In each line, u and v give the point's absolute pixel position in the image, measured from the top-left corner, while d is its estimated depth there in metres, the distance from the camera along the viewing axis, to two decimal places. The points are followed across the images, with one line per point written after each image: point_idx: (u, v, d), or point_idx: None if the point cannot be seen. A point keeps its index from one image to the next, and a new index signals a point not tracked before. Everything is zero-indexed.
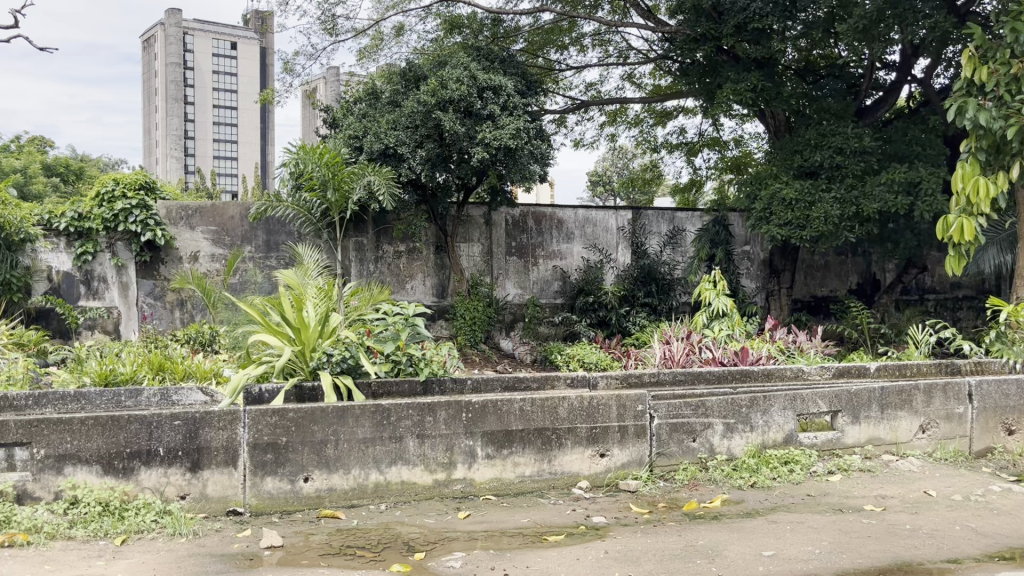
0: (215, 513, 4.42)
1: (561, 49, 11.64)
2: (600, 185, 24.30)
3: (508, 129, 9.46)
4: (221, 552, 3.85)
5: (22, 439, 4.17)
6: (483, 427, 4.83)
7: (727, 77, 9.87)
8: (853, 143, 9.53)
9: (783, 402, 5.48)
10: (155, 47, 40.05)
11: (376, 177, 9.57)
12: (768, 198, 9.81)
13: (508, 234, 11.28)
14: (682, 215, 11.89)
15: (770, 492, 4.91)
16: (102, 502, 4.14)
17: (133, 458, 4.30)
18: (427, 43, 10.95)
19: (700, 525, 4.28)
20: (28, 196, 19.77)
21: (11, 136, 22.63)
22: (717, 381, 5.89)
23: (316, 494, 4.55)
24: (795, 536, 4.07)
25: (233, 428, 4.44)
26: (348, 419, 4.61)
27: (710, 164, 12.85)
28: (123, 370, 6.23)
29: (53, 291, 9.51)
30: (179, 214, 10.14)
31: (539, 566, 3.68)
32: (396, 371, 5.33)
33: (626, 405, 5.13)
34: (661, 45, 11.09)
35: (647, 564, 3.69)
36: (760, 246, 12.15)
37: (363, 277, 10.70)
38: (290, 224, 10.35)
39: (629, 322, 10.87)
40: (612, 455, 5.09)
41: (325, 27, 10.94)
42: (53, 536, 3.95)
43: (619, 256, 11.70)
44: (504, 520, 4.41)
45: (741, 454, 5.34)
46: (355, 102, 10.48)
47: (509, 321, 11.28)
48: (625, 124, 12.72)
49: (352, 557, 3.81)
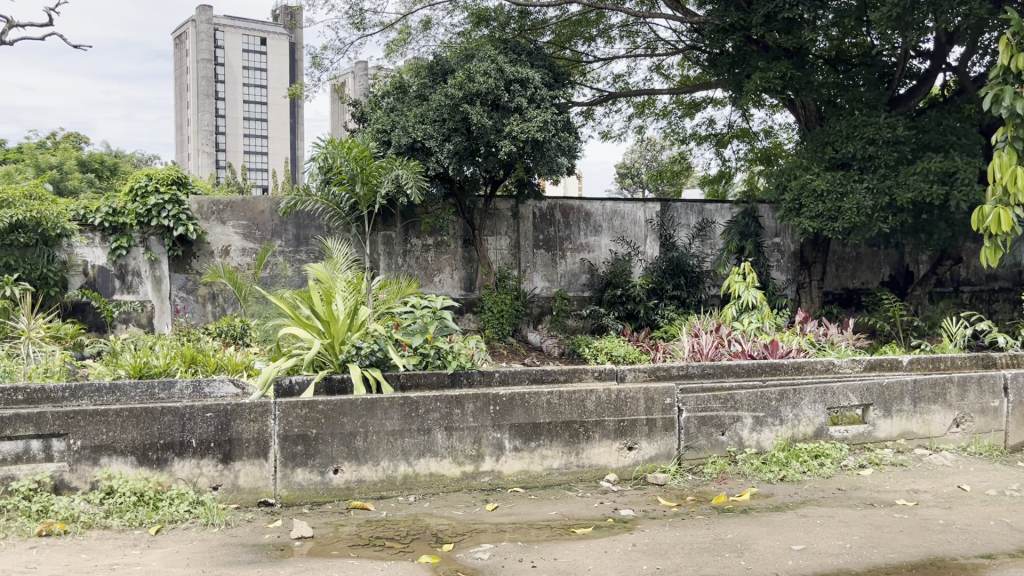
0: (246, 503, 4.48)
1: (588, 41, 11.54)
2: (629, 177, 24.22)
3: (536, 122, 9.44)
4: (253, 543, 3.90)
5: (59, 430, 4.26)
6: (511, 419, 4.84)
7: (756, 67, 9.79)
8: (886, 133, 9.35)
9: (813, 395, 5.44)
10: (186, 44, 40.48)
11: (404, 171, 9.60)
12: (798, 188, 9.82)
13: (536, 227, 11.28)
14: (711, 207, 11.80)
15: (800, 486, 4.87)
16: (137, 492, 4.22)
17: (167, 449, 4.37)
18: (454, 36, 10.96)
19: (729, 519, 4.26)
20: (64, 191, 20.11)
21: (46, 132, 23.09)
22: (746, 374, 5.82)
23: (346, 485, 4.60)
24: (825, 530, 4.04)
25: (264, 420, 4.50)
26: (377, 412, 4.64)
27: (740, 156, 12.75)
28: (157, 363, 6.34)
29: (89, 285, 9.68)
30: (210, 209, 10.25)
31: (567, 558, 3.69)
32: (424, 364, 5.37)
33: (654, 399, 5.11)
34: (690, 36, 11.00)
35: (676, 557, 3.68)
36: (790, 238, 12.04)
37: (392, 271, 10.76)
38: (319, 219, 10.44)
39: (658, 315, 10.83)
40: (640, 448, 5.09)
41: (353, 22, 10.97)
42: (90, 526, 4.04)
43: (647, 249, 11.65)
44: (532, 513, 4.43)
45: (771, 447, 5.31)
46: (383, 97, 10.53)
47: (537, 314, 11.28)
48: (653, 115, 12.63)
49: (381, 548, 3.85)
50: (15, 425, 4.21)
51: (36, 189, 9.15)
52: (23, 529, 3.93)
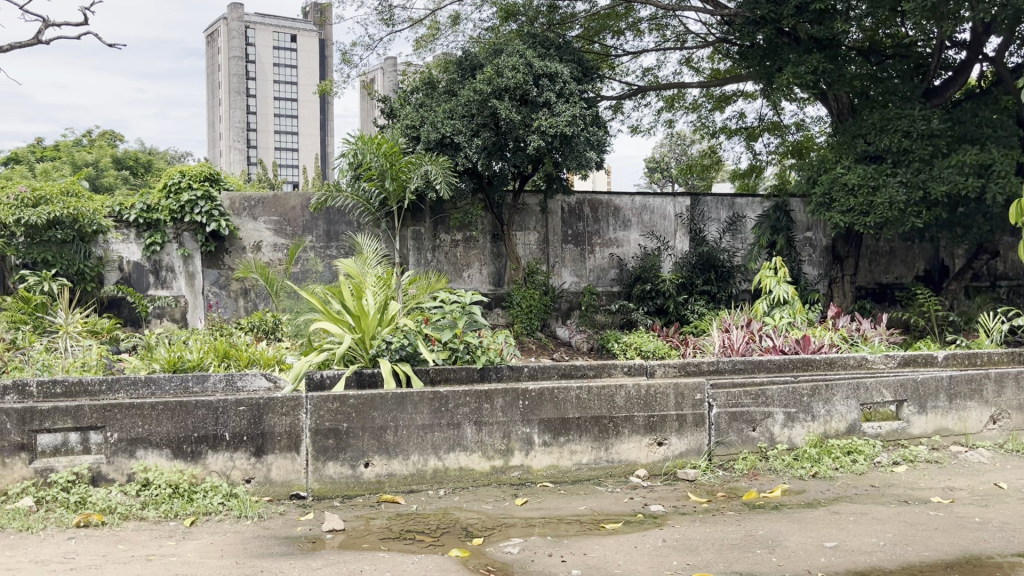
0: (279, 496, 4.54)
1: (617, 35, 11.50)
2: (658, 171, 24.20)
3: (564, 117, 9.42)
4: (285, 535, 3.95)
5: (96, 423, 4.34)
6: (540, 414, 4.85)
7: (788, 60, 9.69)
8: (921, 125, 9.19)
9: (846, 391, 5.38)
10: (218, 42, 40.89)
11: (433, 166, 9.64)
12: (829, 182, 9.76)
13: (564, 222, 11.25)
14: (741, 201, 11.70)
15: (833, 483, 4.82)
16: (172, 484, 4.28)
17: (201, 441, 4.43)
18: (483, 31, 10.96)
19: (760, 515, 4.23)
20: (100, 189, 20.43)
21: (83, 131, 23.53)
22: (778, 369, 5.76)
23: (377, 479, 4.63)
24: (859, 527, 3.99)
25: (296, 414, 4.55)
26: (407, 406, 4.67)
27: (771, 149, 12.62)
28: (191, 357, 6.42)
29: (124, 280, 9.86)
30: (242, 205, 10.28)
31: (596, 553, 3.69)
32: (453, 358, 5.35)
33: (684, 394, 5.09)
34: (719, 29, 10.89)
35: (707, 554, 3.67)
36: (822, 232, 11.90)
37: (421, 266, 10.80)
38: (350, 214, 10.52)
39: (688, 310, 10.75)
40: (670, 443, 5.07)
41: (382, 18, 11.01)
42: (127, 517, 4.10)
43: (677, 243, 11.57)
44: (562, 507, 4.44)
45: (803, 443, 5.27)
46: (411, 92, 10.58)
47: (566, 309, 11.27)
48: (682, 109, 12.54)
49: (411, 542, 3.87)
50: (54, 418, 4.29)
51: (73, 186, 9.30)
52: (62, 519, 4.00)
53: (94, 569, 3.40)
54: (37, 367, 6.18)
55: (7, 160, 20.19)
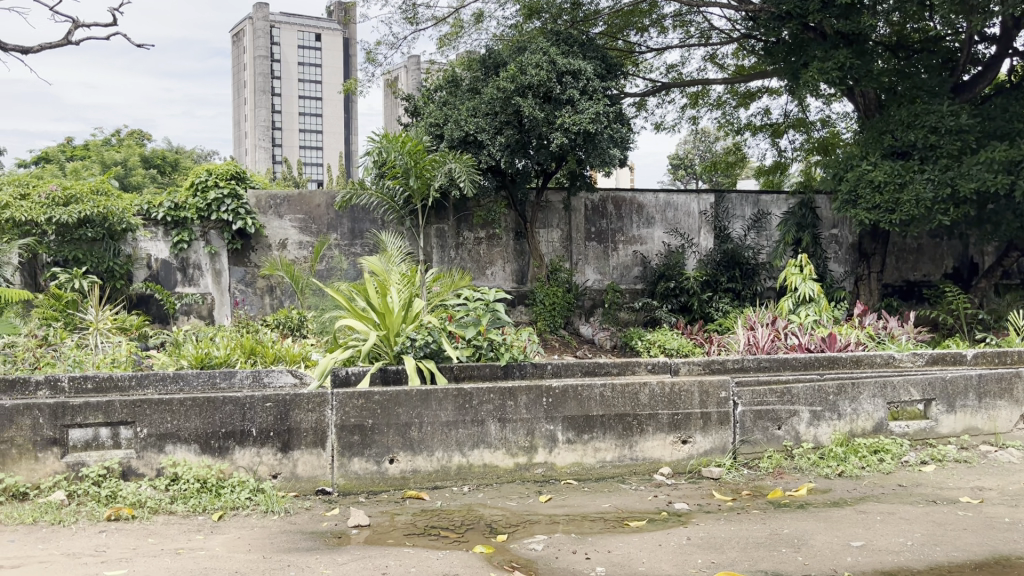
0: (305, 492, 4.58)
1: (641, 31, 11.45)
2: (682, 168, 24.14)
3: (588, 114, 9.39)
4: (311, 530, 3.99)
5: (126, 418, 4.39)
6: (563, 411, 4.85)
7: (814, 56, 9.61)
8: (949, 121, 9.07)
9: (872, 390, 5.34)
10: (244, 41, 41.23)
11: (457, 165, 9.71)
12: (855, 179, 9.70)
13: (588, 220, 11.23)
14: (767, 198, 11.60)
15: (859, 482, 4.78)
16: (201, 480, 4.34)
17: (228, 437, 4.48)
18: (506, 29, 10.95)
19: (785, 514, 4.21)
20: (128, 188, 20.68)
21: (112, 130, 23.83)
22: (804, 367, 5.72)
23: (401, 475, 4.66)
24: (886, 527, 3.96)
25: (322, 410, 4.59)
26: (431, 403, 4.69)
27: (796, 146, 12.53)
28: (218, 353, 6.49)
29: (152, 278, 9.97)
30: (268, 203, 10.38)
31: (621, 550, 3.69)
32: (477, 355, 5.40)
33: (709, 392, 5.07)
34: (745, 24, 10.82)
35: (732, 552, 3.66)
36: (848, 229, 11.79)
37: (444, 264, 10.85)
38: (374, 212, 10.57)
39: (712, 308, 10.71)
40: (695, 441, 5.05)
41: (406, 17, 11.06)
42: (156, 511, 4.16)
43: (701, 241, 11.52)
44: (586, 504, 4.44)
45: (829, 442, 5.24)
46: (435, 90, 10.62)
47: (589, 307, 11.27)
48: (707, 105, 12.47)
49: (436, 538, 3.90)
50: (85, 413, 4.36)
51: (103, 184, 9.41)
52: (93, 512, 4.06)
53: (125, 562, 3.45)
54: (69, 363, 6.27)
55: (38, 159, 20.49)
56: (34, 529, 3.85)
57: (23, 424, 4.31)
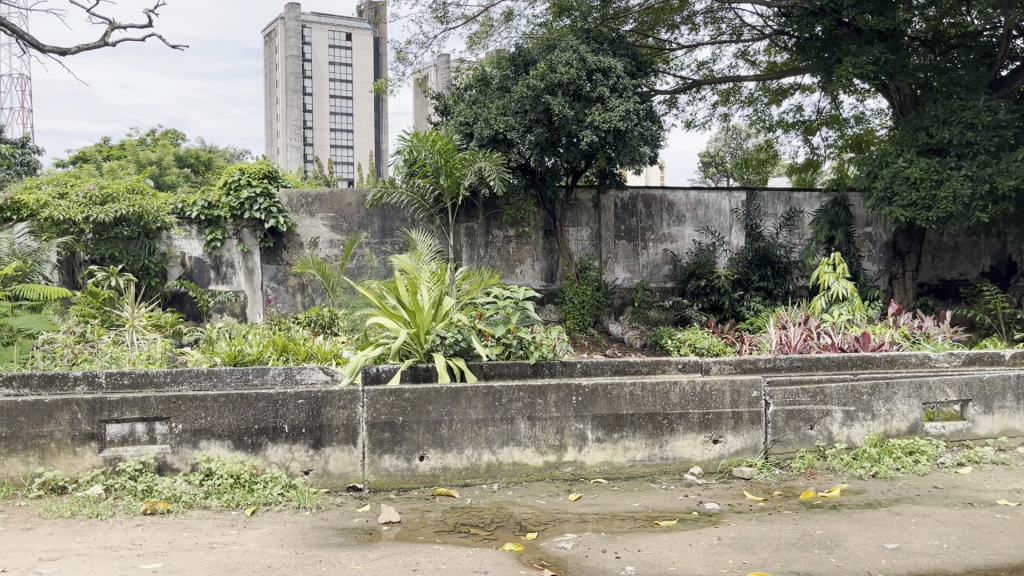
0: (336, 488, 4.62)
1: (672, 28, 11.37)
2: (713, 165, 24.01)
3: (618, 111, 9.35)
4: (342, 526, 4.02)
5: (162, 414, 4.47)
6: (594, 410, 4.84)
7: (848, 51, 9.49)
8: (986, 117, 8.87)
9: (907, 390, 5.27)
10: (276, 41, 41.61)
11: (487, 163, 9.70)
12: (890, 176, 9.57)
13: (617, 218, 11.19)
14: (798, 196, 11.49)
15: (894, 483, 4.72)
16: (234, 475, 4.40)
17: (261, 433, 4.53)
18: (536, 27, 10.92)
19: (818, 515, 4.17)
20: (163, 187, 20.96)
21: (147, 130, 24.18)
22: (837, 367, 5.66)
23: (431, 472, 4.68)
24: (921, 529, 3.91)
25: (353, 407, 4.62)
26: (461, 400, 4.70)
27: (829, 143, 12.38)
28: (251, 350, 6.56)
29: (186, 276, 10.14)
30: (299, 201, 10.48)
31: (651, 550, 3.68)
32: (507, 354, 5.37)
33: (740, 391, 5.03)
34: (777, 21, 10.72)
35: (763, 553, 3.63)
36: (883, 227, 11.61)
37: (474, 262, 10.90)
38: (404, 211, 10.63)
39: (744, 307, 10.63)
40: (725, 441, 5.01)
41: (436, 15, 11.09)
42: (191, 505, 4.22)
43: (733, 239, 11.41)
44: (616, 504, 4.43)
45: (862, 443, 5.18)
46: (465, 89, 10.64)
47: (618, 306, 11.26)
48: (738, 102, 12.36)
49: (466, 535, 3.91)
50: (122, 409, 4.43)
51: (138, 184, 9.55)
52: (130, 506, 4.13)
53: (160, 555, 3.50)
54: (107, 359, 6.41)
55: (75, 159, 20.81)
56: (72, 522, 3.92)
57: (62, 419, 4.39)
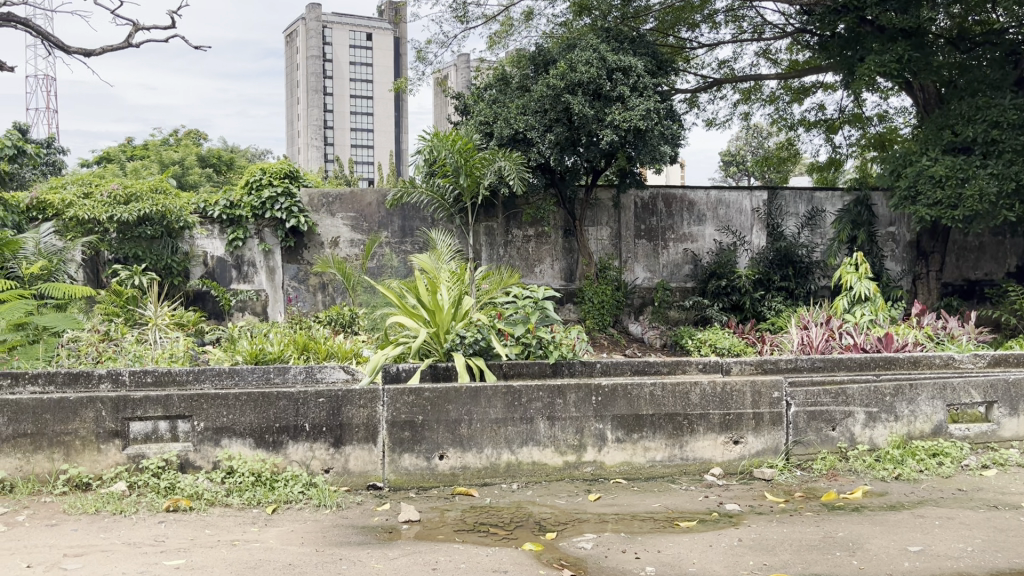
0: (356, 486, 4.64)
1: (692, 27, 11.31)
2: (733, 165, 23.89)
3: (638, 111, 9.31)
4: (362, 524, 4.04)
5: (184, 412, 4.51)
6: (613, 410, 4.83)
7: (871, 49, 9.42)
8: (1011, 115, 8.76)
9: (931, 391, 5.22)
10: (298, 42, 41.84)
11: (507, 162, 9.72)
12: (914, 174, 9.47)
13: (637, 217, 11.16)
14: (821, 195, 11.39)
15: (917, 485, 4.67)
16: (255, 473, 4.43)
17: (282, 432, 4.56)
18: (556, 26, 10.91)
19: (839, 517, 4.14)
20: (185, 186, 21.13)
21: (170, 130, 24.37)
22: (859, 368, 5.61)
23: (451, 471, 4.69)
24: (944, 532, 3.87)
25: (373, 405, 4.64)
26: (480, 400, 4.71)
27: (851, 142, 12.27)
28: (272, 349, 6.60)
29: (208, 275, 10.22)
30: (320, 201, 10.51)
31: (670, 550, 3.67)
32: (526, 353, 5.39)
33: (761, 392, 5.00)
34: (799, 18, 10.64)
35: (784, 554, 3.61)
36: (907, 227, 11.50)
37: (493, 261, 10.91)
38: (424, 211, 10.65)
39: (765, 306, 10.56)
40: (746, 442, 4.98)
41: (456, 15, 11.10)
42: (213, 503, 4.25)
43: (754, 239, 11.34)
44: (635, 504, 4.42)
45: (885, 444, 5.13)
46: (485, 89, 10.65)
47: (638, 305, 11.23)
48: (760, 101, 12.28)
49: (485, 534, 3.92)
50: (145, 407, 4.48)
51: (161, 184, 9.63)
52: (153, 503, 4.17)
53: (183, 552, 3.53)
54: (130, 358, 6.46)
55: (100, 159, 21.00)
56: (96, 518, 3.96)
57: (86, 417, 4.43)
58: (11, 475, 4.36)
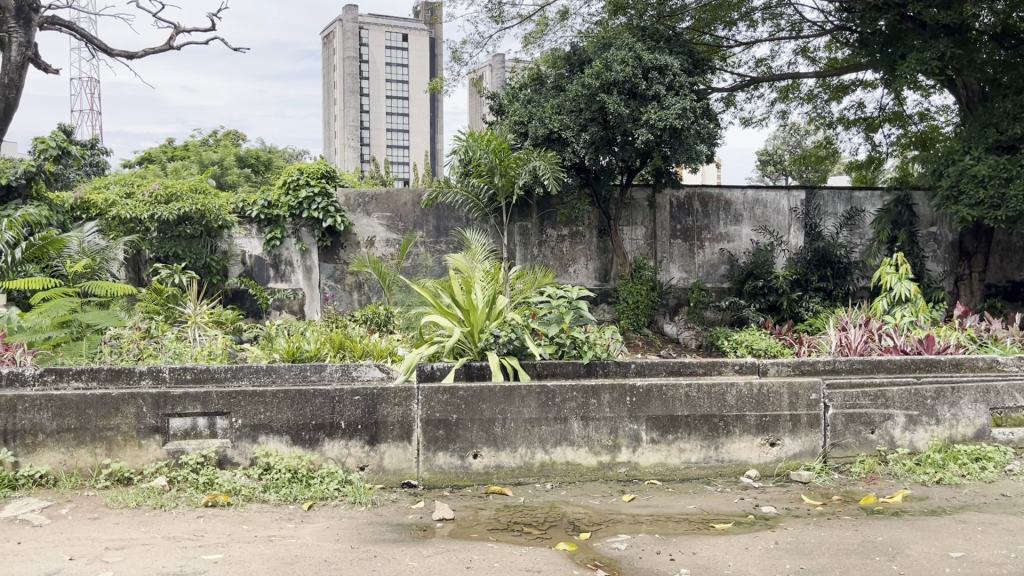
0: (390, 484, 4.67)
1: (729, 25, 11.21)
2: (770, 164, 23.69)
3: (674, 110, 9.24)
4: (397, 522, 4.06)
5: (222, 409, 4.58)
6: (648, 411, 4.81)
7: (912, 47, 9.24)
8: None
9: (974, 394, 5.12)
10: (334, 44, 42.21)
11: (541, 162, 9.74)
12: (957, 174, 9.29)
13: (673, 217, 11.09)
14: (860, 195, 11.22)
15: (959, 490, 4.59)
16: (292, 470, 4.48)
17: (319, 429, 4.61)
18: (592, 25, 10.86)
19: (879, 521, 4.07)
20: (224, 186, 21.43)
21: (210, 131, 24.71)
22: (899, 370, 5.52)
23: (485, 470, 4.70)
24: (987, 538, 3.79)
25: (408, 404, 4.67)
26: (514, 399, 4.71)
27: (891, 141, 12.07)
28: (309, 347, 6.66)
29: (246, 274, 10.34)
30: (356, 200, 10.60)
31: (706, 553, 3.64)
32: (560, 353, 5.36)
33: (799, 394, 4.94)
34: (838, 16, 10.50)
35: (821, 558, 3.56)
36: (949, 227, 11.29)
37: (528, 261, 10.92)
38: (459, 210, 10.69)
39: (802, 308, 10.46)
40: (783, 444, 4.92)
41: (492, 15, 11.12)
42: (250, 499, 4.31)
43: (791, 239, 11.21)
44: (670, 505, 4.40)
45: (926, 448, 5.04)
46: (520, 89, 10.68)
47: (673, 305, 11.16)
48: (798, 100, 12.13)
49: (519, 534, 3.91)
50: (185, 403, 4.55)
51: (201, 183, 9.77)
52: (192, 499, 4.24)
53: (221, 547, 3.58)
54: (170, 355, 6.58)
55: (141, 160, 21.36)
56: (137, 512, 4.04)
57: (128, 413, 4.51)
58: (55, 469, 4.46)
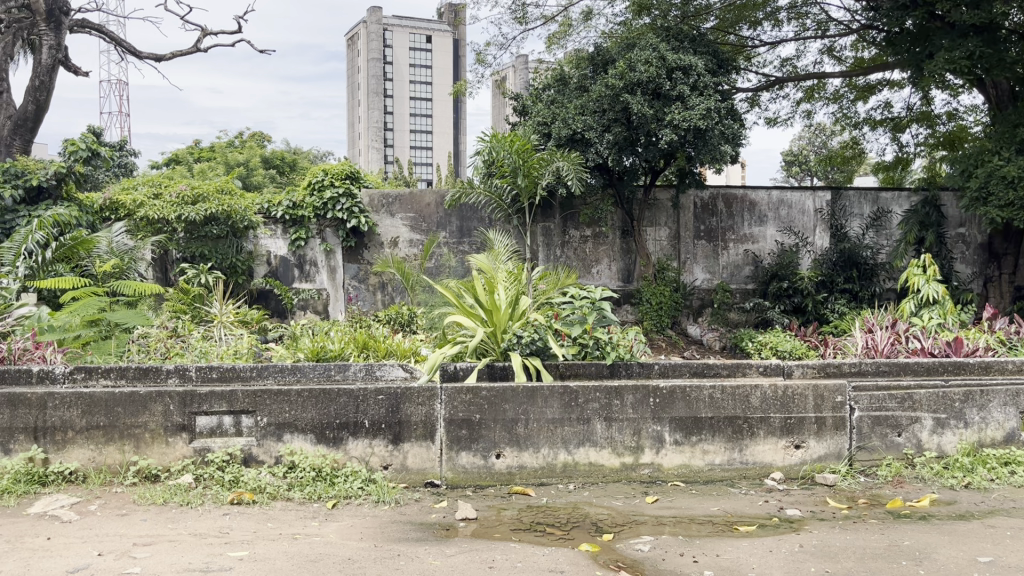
0: (414, 483, 4.68)
1: (754, 25, 11.14)
2: (796, 164, 23.49)
3: (698, 110, 9.19)
4: (419, 522, 4.07)
5: (248, 407, 4.62)
6: (671, 412, 4.79)
7: (940, 46, 9.12)
8: None
9: (1003, 398, 5.05)
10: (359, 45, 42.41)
11: (565, 163, 9.77)
12: (985, 175, 9.16)
13: (697, 218, 11.03)
14: (886, 196, 11.10)
15: (988, 495, 4.53)
16: (316, 468, 4.51)
17: (342, 428, 4.64)
18: (616, 26, 10.83)
19: (905, 525, 4.03)
20: (249, 187, 21.61)
21: (236, 132, 24.94)
22: (927, 372, 5.43)
23: (508, 470, 4.71)
24: (1016, 543, 3.74)
25: (431, 403, 4.69)
26: (537, 400, 4.71)
27: (919, 140, 11.92)
28: (333, 347, 6.69)
29: (271, 274, 10.39)
30: (381, 201, 10.65)
31: (729, 555, 3.62)
32: (583, 354, 5.37)
33: (824, 396, 4.89)
34: (865, 15, 10.40)
35: (847, 562, 3.53)
36: (978, 228, 11.16)
37: (550, 262, 10.91)
38: (482, 211, 10.71)
39: (827, 309, 10.37)
40: (808, 446, 4.89)
41: (515, 17, 11.14)
42: (275, 497, 4.35)
43: (817, 240, 11.10)
44: (694, 507, 4.37)
45: (954, 452, 4.99)
46: (544, 89, 10.68)
47: (697, 307, 11.09)
48: (824, 100, 12.03)
49: (542, 534, 3.92)
50: (211, 402, 4.60)
51: (227, 184, 9.85)
52: (218, 496, 4.28)
53: (246, 544, 3.61)
54: (196, 354, 6.65)
55: (168, 160, 21.58)
56: (164, 509, 4.09)
57: (156, 410, 4.56)
58: (84, 466, 4.53)
